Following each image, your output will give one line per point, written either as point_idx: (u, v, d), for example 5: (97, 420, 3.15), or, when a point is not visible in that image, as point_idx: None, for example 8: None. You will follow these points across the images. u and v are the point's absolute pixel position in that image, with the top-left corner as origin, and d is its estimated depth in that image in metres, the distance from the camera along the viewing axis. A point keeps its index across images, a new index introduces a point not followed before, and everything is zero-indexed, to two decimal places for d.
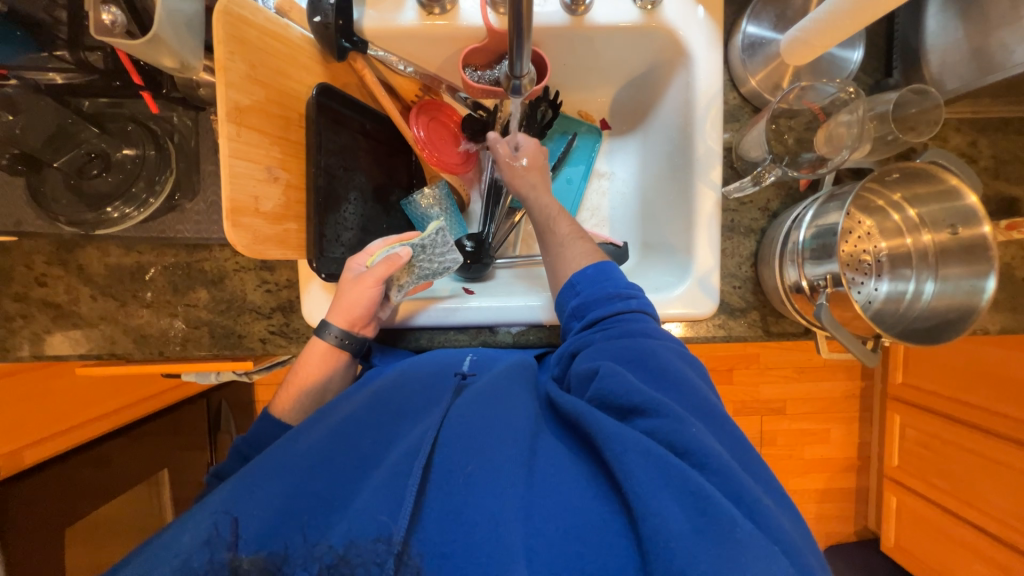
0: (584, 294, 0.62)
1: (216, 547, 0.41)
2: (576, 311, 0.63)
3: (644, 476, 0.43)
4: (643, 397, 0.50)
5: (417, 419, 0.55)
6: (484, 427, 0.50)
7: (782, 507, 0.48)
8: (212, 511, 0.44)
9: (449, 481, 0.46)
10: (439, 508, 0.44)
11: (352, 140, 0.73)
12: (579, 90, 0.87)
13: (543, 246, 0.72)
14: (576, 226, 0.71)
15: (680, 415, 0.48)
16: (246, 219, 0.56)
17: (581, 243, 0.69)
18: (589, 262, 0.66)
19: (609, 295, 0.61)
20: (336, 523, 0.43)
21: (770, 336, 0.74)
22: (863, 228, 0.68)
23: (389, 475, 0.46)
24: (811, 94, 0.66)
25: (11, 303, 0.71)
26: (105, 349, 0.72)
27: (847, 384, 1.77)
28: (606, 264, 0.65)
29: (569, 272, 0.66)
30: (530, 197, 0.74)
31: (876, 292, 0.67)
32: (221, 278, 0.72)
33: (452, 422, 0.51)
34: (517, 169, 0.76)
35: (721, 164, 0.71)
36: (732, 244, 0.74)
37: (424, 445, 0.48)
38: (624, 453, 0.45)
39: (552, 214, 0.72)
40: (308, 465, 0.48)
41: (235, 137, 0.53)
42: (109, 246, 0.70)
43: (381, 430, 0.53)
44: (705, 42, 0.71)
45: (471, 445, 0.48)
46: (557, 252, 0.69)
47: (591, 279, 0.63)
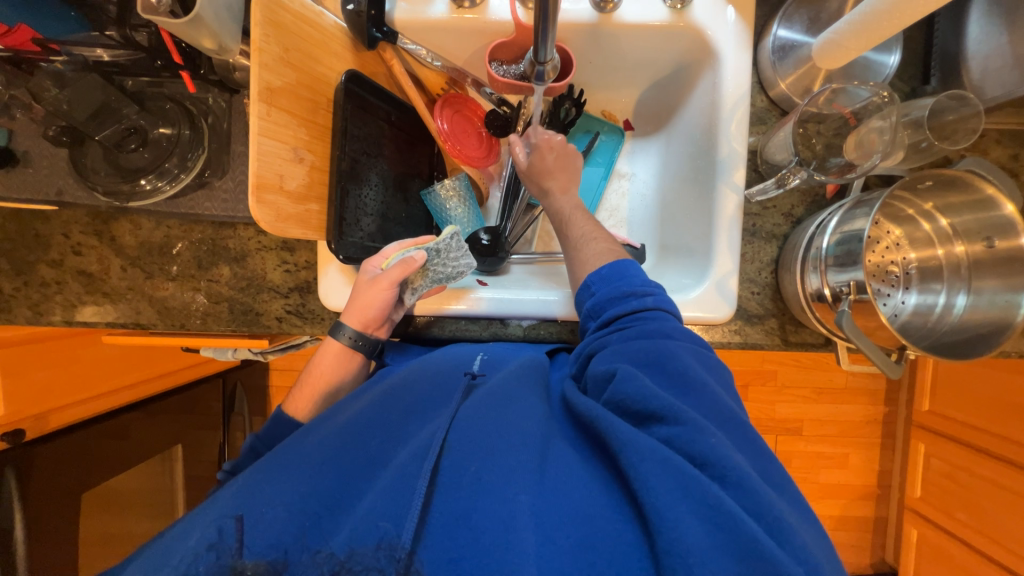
0: (600, 295, 0.62)
1: (221, 552, 0.41)
2: (592, 312, 0.62)
3: (659, 484, 0.42)
4: (660, 403, 0.48)
5: (427, 420, 0.55)
6: (494, 431, 0.50)
7: (804, 518, 0.46)
8: (221, 511, 0.45)
9: (457, 485, 0.46)
10: (447, 512, 0.44)
11: (376, 128, 0.74)
12: (604, 90, 0.87)
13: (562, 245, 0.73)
14: (592, 225, 0.71)
15: (699, 424, 0.46)
16: (270, 196, 0.57)
17: (597, 242, 0.68)
18: (603, 263, 0.65)
19: (625, 294, 0.60)
20: (343, 524, 0.44)
21: (789, 346, 0.72)
22: (891, 238, 0.66)
23: (397, 476, 0.46)
24: (843, 98, 0.65)
25: (47, 270, 0.74)
26: (131, 319, 0.75)
27: (869, 409, 1.71)
28: (625, 261, 0.63)
29: (586, 273, 0.66)
30: (549, 197, 0.74)
31: (903, 305, 0.65)
32: (243, 256, 0.74)
33: (462, 424, 0.51)
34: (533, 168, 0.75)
35: (745, 167, 0.70)
36: (753, 248, 0.72)
37: (432, 444, 0.48)
38: (638, 463, 0.44)
39: (568, 215, 0.72)
40: (317, 462, 0.49)
41: (265, 116, 0.55)
42: (141, 220, 0.73)
43: (390, 428, 0.54)
44: (735, 43, 0.70)
45: (481, 449, 0.48)
46: (575, 254, 0.69)
47: (606, 280, 0.62)
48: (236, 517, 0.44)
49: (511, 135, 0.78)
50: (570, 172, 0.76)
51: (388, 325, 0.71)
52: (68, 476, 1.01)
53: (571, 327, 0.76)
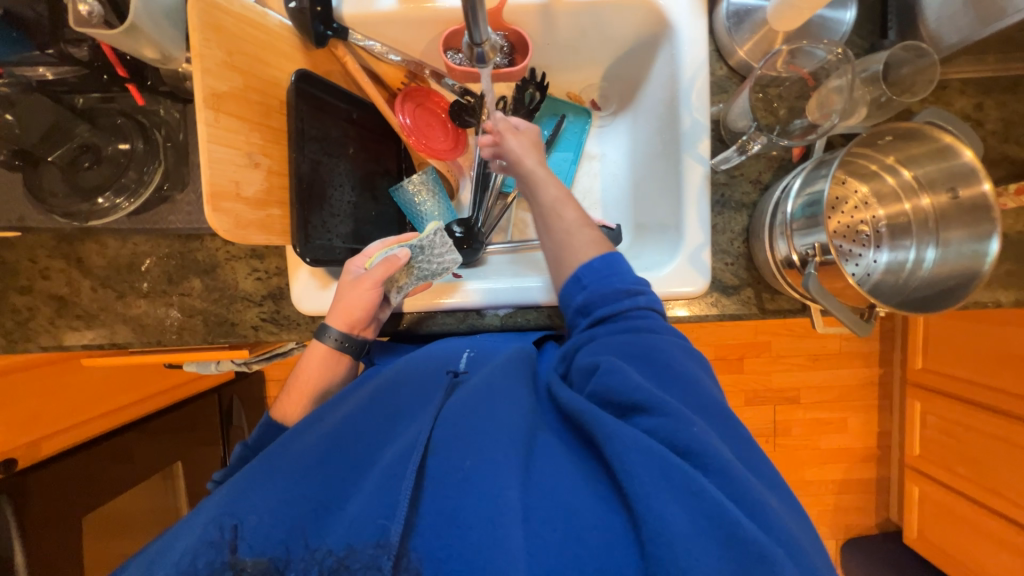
0: (590, 288, 0.59)
1: (217, 551, 0.42)
2: (582, 308, 0.59)
3: (643, 474, 0.42)
4: (644, 395, 0.47)
5: (412, 417, 0.53)
6: (482, 425, 0.48)
7: (778, 494, 0.47)
8: (211, 514, 0.45)
9: (442, 485, 0.45)
10: (433, 512, 0.44)
11: (337, 128, 0.73)
12: (566, 72, 0.86)
13: (545, 232, 0.66)
14: (581, 211, 0.65)
15: (684, 415, 0.46)
16: (227, 204, 0.57)
17: (587, 229, 0.63)
18: (597, 253, 0.61)
19: (616, 291, 0.58)
20: (330, 531, 0.44)
21: (767, 314, 0.72)
22: (858, 197, 0.66)
23: (381, 482, 0.45)
24: (799, 57, 0.64)
25: (17, 297, 0.73)
26: (106, 339, 0.74)
27: (865, 371, 1.72)
28: (615, 254, 0.61)
29: (577, 261, 0.61)
30: (533, 177, 0.66)
31: (875, 264, 0.65)
32: (213, 267, 0.73)
33: (446, 421, 0.49)
34: (520, 144, 0.68)
35: (709, 138, 0.69)
36: (724, 219, 0.72)
37: (416, 446, 0.47)
38: (622, 452, 0.43)
39: (561, 199, 0.65)
40: (300, 470, 0.48)
41: (212, 123, 0.54)
42: (106, 239, 0.73)
43: (373, 430, 0.53)
44: (690, 12, 0.69)
45: (468, 445, 0.47)
46: (561, 241, 0.63)
47: (597, 271, 0.59)
48: (230, 527, 0.43)
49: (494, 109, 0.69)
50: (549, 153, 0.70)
51: (376, 324, 0.70)
52: (66, 503, 1.02)
53: (549, 313, 0.76)
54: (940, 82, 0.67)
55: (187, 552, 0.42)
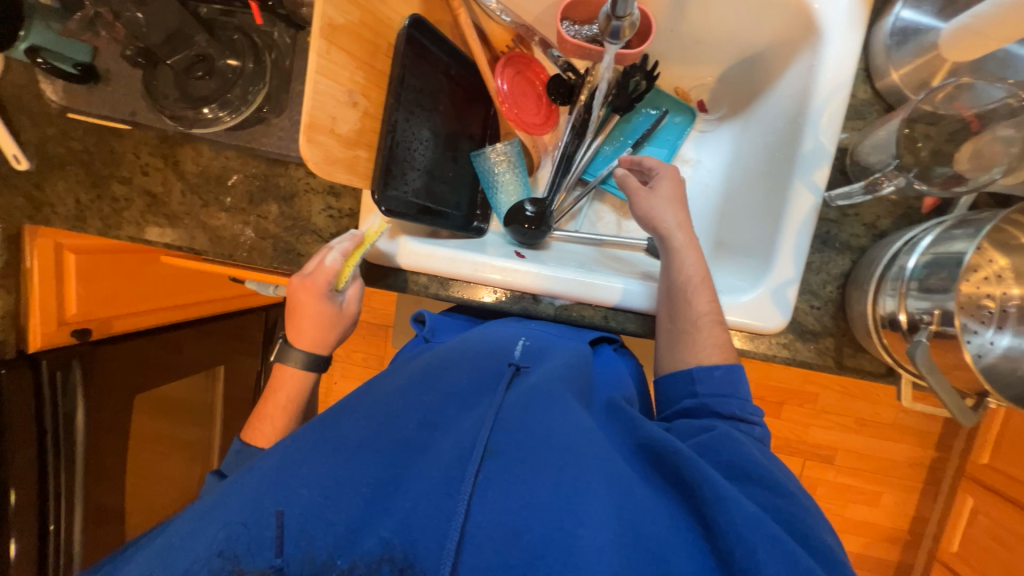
0: (703, 398, 0.56)
1: (256, 549, 0.39)
2: (685, 411, 0.56)
3: (756, 543, 0.40)
4: (758, 466, 0.47)
5: (469, 410, 0.51)
6: (546, 440, 0.46)
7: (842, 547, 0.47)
8: (252, 494, 0.42)
9: (509, 497, 0.42)
10: (489, 520, 0.41)
11: (436, 81, 0.72)
12: (681, 64, 0.80)
13: (667, 312, 0.63)
14: (715, 302, 0.61)
15: (791, 492, 0.46)
16: (320, 137, 0.57)
17: (717, 328, 0.60)
18: (720, 358, 0.58)
19: (733, 416, 0.55)
20: (382, 519, 0.42)
21: (842, 370, 0.65)
22: (993, 269, 0.57)
23: (441, 479, 0.43)
24: (967, 96, 0.55)
25: (119, 186, 0.78)
26: (186, 242, 0.78)
27: (917, 451, 1.58)
28: (737, 366, 0.58)
29: (693, 362, 0.59)
30: (670, 246, 0.65)
31: (990, 346, 0.57)
32: (292, 196, 0.75)
33: (505, 428, 0.48)
34: (657, 198, 0.67)
35: (830, 166, 0.62)
36: (822, 258, 0.65)
37: (477, 447, 0.45)
38: (734, 514, 0.41)
39: (693, 282, 0.62)
40: (352, 449, 0.46)
41: (323, 53, 0.54)
42: (202, 148, 0.76)
43: (427, 411, 0.51)
44: (846, 22, 0.61)
45: (535, 462, 0.45)
46: (682, 329, 0.61)
47: (715, 382, 0.56)
48: (275, 513, 0.41)
49: (618, 169, 0.71)
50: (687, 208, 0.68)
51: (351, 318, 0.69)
52: (127, 381, 1.10)
53: (604, 314, 0.73)
54: None
55: (205, 551, 0.39)
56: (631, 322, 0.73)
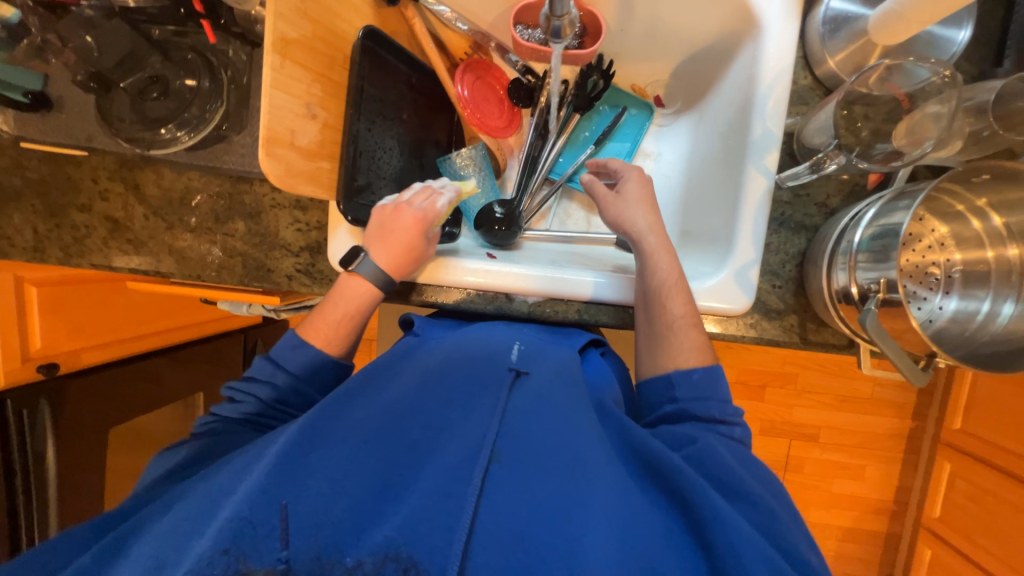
0: (682, 403, 0.57)
1: (268, 545, 0.42)
2: (668, 416, 0.58)
3: (739, 557, 0.42)
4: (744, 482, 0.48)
5: (470, 411, 0.52)
6: (547, 446, 0.49)
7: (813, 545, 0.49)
8: (264, 486, 0.44)
9: (508, 503, 0.46)
10: (491, 525, 0.44)
11: (396, 90, 0.73)
12: (635, 61, 0.83)
13: (643, 316, 0.64)
14: (690, 305, 0.62)
15: (773, 509, 0.48)
16: (280, 150, 0.57)
17: (693, 331, 0.60)
18: (697, 362, 0.59)
19: (712, 421, 0.56)
20: (389, 515, 0.45)
21: (808, 345, 0.67)
22: (934, 237, 0.61)
23: (448, 480, 0.47)
24: (897, 76, 0.59)
25: (78, 214, 0.77)
26: (151, 266, 0.77)
27: (895, 422, 1.63)
28: (715, 368, 0.58)
29: (672, 366, 0.59)
30: (641, 249, 0.65)
31: (940, 311, 0.60)
32: (258, 212, 0.75)
33: (510, 432, 0.50)
34: (626, 201, 0.68)
35: (779, 151, 0.65)
36: (779, 238, 0.67)
37: (483, 453, 0.48)
38: (729, 533, 0.43)
39: (667, 286, 0.62)
40: (362, 449, 0.48)
41: (277, 68, 0.55)
42: (163, 170, 0.75)
43: (433, 412, 0.53)
44: (783, 14, 0.64)
45: (536, 467, 0.48)
46: (659, 334, 0.61)
47: (693, 385, 0.57)
48: (279, 504, 0.44)
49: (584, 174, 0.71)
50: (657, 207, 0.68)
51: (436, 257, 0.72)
52: (101, 413, 1.08)
53: (577, 308, 0.74)
54: None
55: (204, 552, 0.41)
56: (605, 314, 0.74)
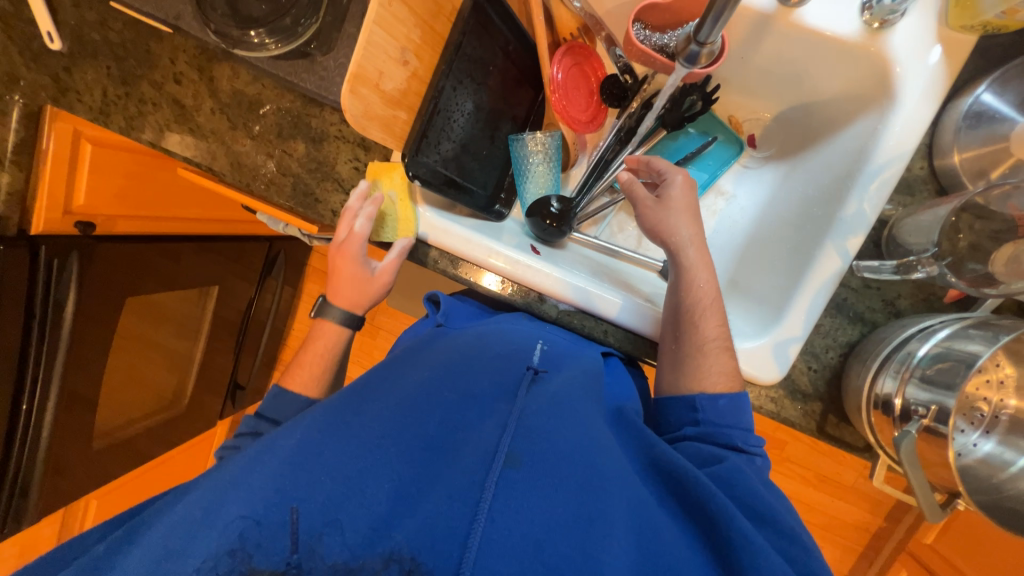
0: (704, 424, 0.58)
1: (277, 531, 0.39)
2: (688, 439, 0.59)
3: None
4: (763, 502, 0.49)
5: (485, 413, 0.51)
6: (567, 450, 0.48)
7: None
8: (272, 480, 0.43)
9: (533, 510, 0.43)
10: (511, 535, 0.41)
11: (491, 55, 0.70)
12: (741, 92, 0.77)
13: (671, 335, 0.63)
14: (725, 327, 0.61)
15: (798, 536, 0.48)
16: (363, 90, 0.55)
17: (724, 355, 0.60)
18: (724, 387, 0.58)
19: (735, 446, 0.56)
20: (403, 518, 0.41)
21: (822, 437, 0.65)
22: (996, 375, 0.57)
23: (464, 482, 0.44)
24: (1020, 197, 0.54)
25: (148, 88, 0.76)
26: (206, 161, 0.76)
27: (865, 516, 1.62)
28: (741, 395, 0.59)
29: (699, 387, 0.59)
30: (679, 262, 0.64)
31: (973, 447, 0.58)
32: (321, 139, 0.73)
33: (528, 431, 0.48)
34: (668, 208, 0.66)
35: (866, 235, 0.61)
36: (833, 323, 0.64)
37: (500, 453, 0.45)
38: (756, 551, 0.44)
39: (703, 303, 0.61)
40: (374, 439, 0.46)
41: (385, 4, 0.52)
42: (241, 69, 0.74)
43: (447, 407, 0.51)
44: (921, 95, 0.58)
45: (559, 472, 0.46)
46: (690, 353, 0.61)
47: (719, 412, 0.57)
48: (288, 508, 0.41)
49: (621, 174, 0.70)
50: (699, 219, 0.66)
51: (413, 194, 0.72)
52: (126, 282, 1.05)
53: (604, 329, 0.73)
54: None
55: (211, 553, 0.39)
56: (631, 343, 0.72)
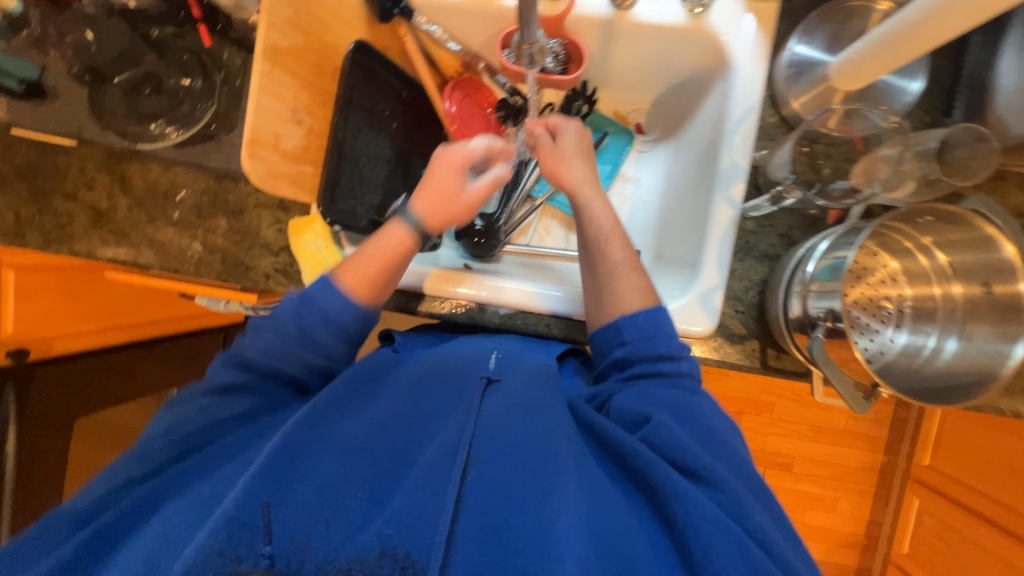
0: (630, 345, 0.58)
1: (247, 540, 0.43)
2: (618, 362, 0.58)
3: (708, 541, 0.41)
4: (699, 462, 0.47)
5: (446, 418, 0.53)
6: (523, 443, 0.49)
7: (785, 534, 0.47)
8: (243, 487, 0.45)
9: (486, 502, 0.45)
10: (471, 526, 0.44)
11: (385, 102, 0.76)
12: (617, 90, 0.86)
13: (586, 266, 0.64)
14: (629, 248, 0.63)
15: (741, 496, 0.45)
16: (263, 152, 0.60)
17: (635, 275, 0.61)
18: (641, 303, 0.59)
19: (660, 355, 0.56)
20: (372, 517, 0.45)
21: (767, 371, 0.69)
22: (884, 272, 0.63)
23: (425, 478, 0.47)
24: (856, 120, 0.62)
25: (62, 201, 0.78)
26: (130, 257, 0.77)
27: (868, 456, 1.64)
28: (660, 308, 0.59)
29: (617, 308, 0.60)
30: (576, 195, 0.66)
31: (891, 343, 0.62)
32: (241, 211, 0.76)
33: (487, 429, 0.50)
34: (562, 155, 0.68)
35: (745, 181, 0.68)
36: (743, 266, 0.70)
37: (461, 452, 0.48)
38: (689, 511, 0.43)
39: (605, 232, 0.63)
40: (347, 450, 0.50)
41: (266, 74, 0.57)
42: (150, 163, 0.76)
43: (417, 419, 0.54)
44: (748, 58, 0.67)
45: (513, 462, 0.48)
46: (603, 279, 0.62)
47: (639, 327, 0.58)
48: (262, 503, 0.44)
49: (528, 124, 0.72)
50: (591, 159, 0.70)
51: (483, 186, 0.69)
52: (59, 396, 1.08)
53: (547, 322, 0.75)
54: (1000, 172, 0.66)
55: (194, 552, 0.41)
56: (576, 329, 0.74)
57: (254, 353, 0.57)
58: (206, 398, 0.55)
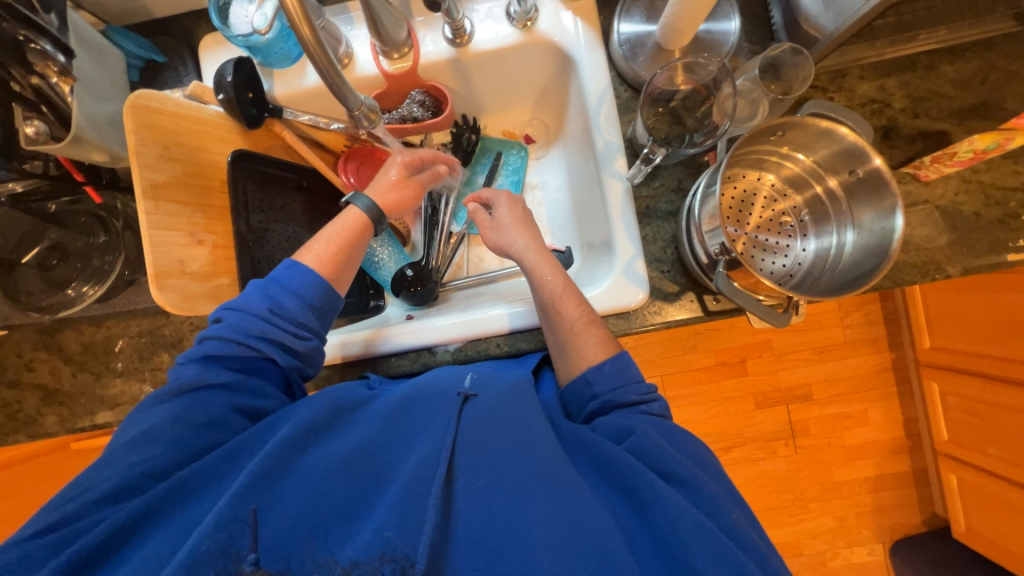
0: (602, 398, 0.59)
1: (229, 561, 0.42)
2: (591, 415, 0.60)
3: (697, 549, 0.43)
4: (684, 470, 0.49)
5: (428, 430, 0.54)
6: (507, 450, 0.50)
7: (763, 539, 0.51)
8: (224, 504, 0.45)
9: (469, 507, 0.47)
10: (460, 532, 0.45)
11: (285, 195, 0.80)
12: (496, 113, 0.93)
13: (547, 327, 0.66)
14: (586, 307, 0.64)
15: (718, 497, 0.49)
16: (172, 281, 0.62)
17: (593, 328, 0.63)
18: (604, 354, 0.61)
19: (631, 402, 0.58)
20: (358, 532, 0.45)
21: (712, 316, 0.70)
22: (767, 189, 0.68)
23: (406, 489, 0.47)
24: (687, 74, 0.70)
25: (8, 390, 0.79)
26: (87, 421, 0.78)
27: (877, 358, 1.65)
28: (622, 355, 0.61)
29: (583, 363, 0.62)
30: (523, 260, 0.69)
31: (803, 253, 0.66)
32: (180, 340, 0.78)
33: (470, 437, 0.51)
34: (501, 226, 0.73)
35: (625, 154, 0.72)
36: (652, 229, 0.73)
37: (442, 460, 0.49)
38: (671, 516, 0.45)
39: (558, 294, 0.65)
40: (329, 469, 0.49)
41: (153, 211, 0.61)
42: (82, 325, 0.78)
43: (401, 433, 0.54)
44: (586, 44, 0.73)
45: (497, 469, 0.49)
46: (564, 338, 0.63)
47: (608, 378, 0.60)
48: (249, 511, 0.45)
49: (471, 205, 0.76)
50: (531, 224, 0.74)
51: (372, 228, 0.72)
52: None
53: (496, 342, 0.75)
54: (841, 71, 0.72)
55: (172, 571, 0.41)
56: (526, 339, 0.75)
57: (190, 375, 0.57)
58: (182, 407, 0.54)
